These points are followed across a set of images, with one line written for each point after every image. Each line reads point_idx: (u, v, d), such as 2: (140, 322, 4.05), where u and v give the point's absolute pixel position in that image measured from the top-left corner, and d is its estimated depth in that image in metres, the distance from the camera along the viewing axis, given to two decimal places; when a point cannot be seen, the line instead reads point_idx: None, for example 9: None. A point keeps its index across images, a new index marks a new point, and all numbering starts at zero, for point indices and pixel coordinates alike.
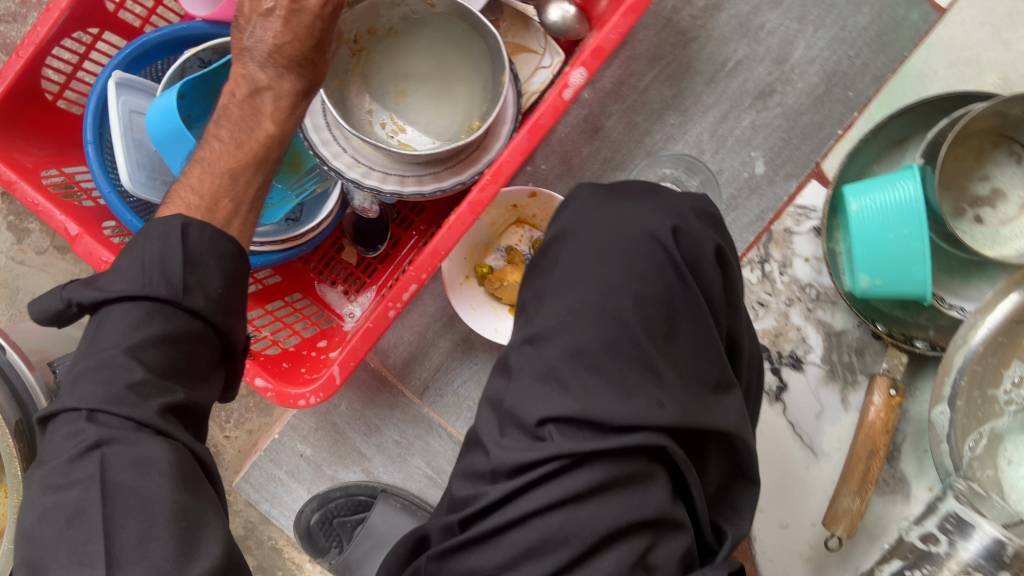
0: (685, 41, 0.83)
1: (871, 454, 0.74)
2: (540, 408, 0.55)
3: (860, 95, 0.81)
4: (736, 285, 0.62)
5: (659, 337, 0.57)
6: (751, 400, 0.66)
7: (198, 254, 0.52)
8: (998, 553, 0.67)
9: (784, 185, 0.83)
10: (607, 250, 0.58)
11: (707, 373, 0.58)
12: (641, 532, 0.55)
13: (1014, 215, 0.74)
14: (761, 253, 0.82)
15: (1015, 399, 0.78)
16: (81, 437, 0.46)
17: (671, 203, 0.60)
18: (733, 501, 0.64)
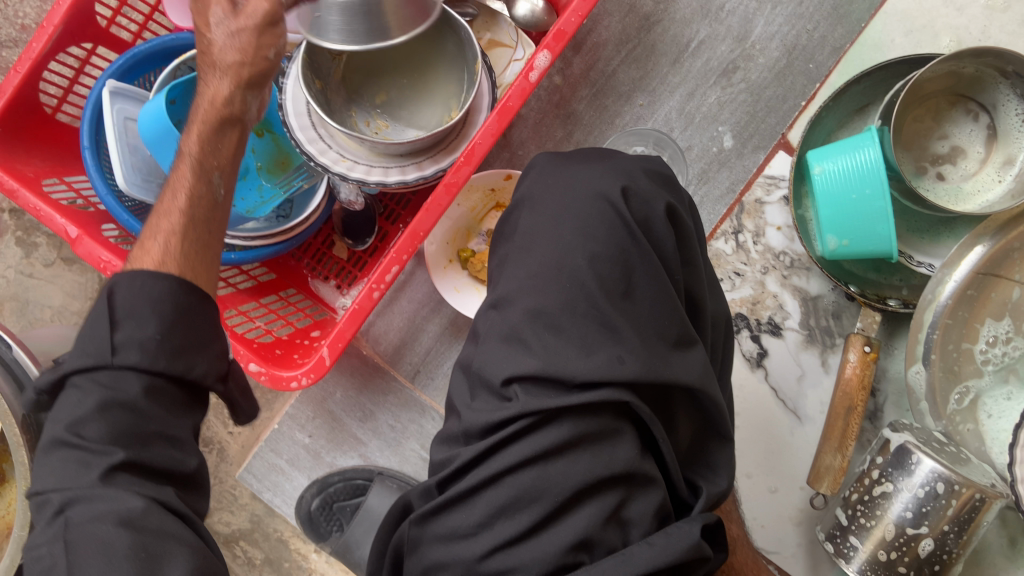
0: (648, 25, 0.86)
1: (849, 411, 0.76)
2: (506, 368, 0.58)
3: (820, 66, 0.84)
4: (693, 247, 0.64)
5: (614, 296, 0.58)
6: (720, 360, 0.67)
7: (121, 310, 0.51)
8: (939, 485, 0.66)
9: (752, 157, 0.86)
10: (566, 214, 0.61)
11: (666, 329, 0.59)
12: (612, 488, 0.57)
13: (975, 170, 0.78)
14: (734, 224, 0.85)
15: (992, 358, 0.76)
16: (51, 504, 0.49)
17: (624, 165, 0.63)
18: (711, 457, 0.65)
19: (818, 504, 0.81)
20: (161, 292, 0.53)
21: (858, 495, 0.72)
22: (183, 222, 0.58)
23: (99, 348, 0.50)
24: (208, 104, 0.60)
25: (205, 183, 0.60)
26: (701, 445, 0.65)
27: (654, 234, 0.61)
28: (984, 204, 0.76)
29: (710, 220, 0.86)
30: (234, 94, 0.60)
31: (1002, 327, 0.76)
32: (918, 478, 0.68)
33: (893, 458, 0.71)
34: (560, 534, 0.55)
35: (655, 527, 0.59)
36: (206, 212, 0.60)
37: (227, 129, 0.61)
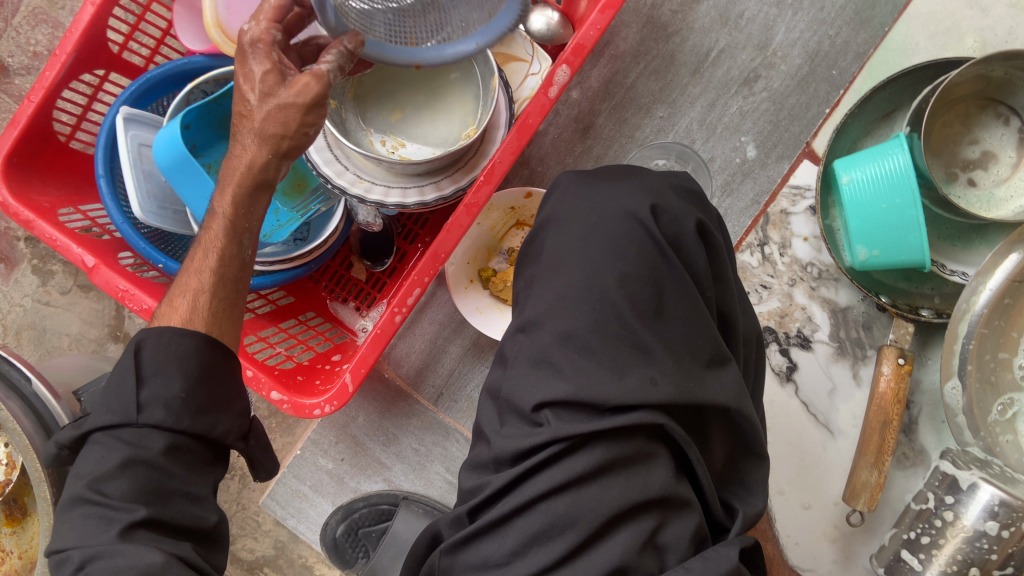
0: (666, 35, 0.84)
1: (885, 425, 0.74)
2: (536, 393, 0.56)
3: (843, 72, 0.83)
4: (723, 263, 0.62)
5: (645, 317, 0.57)
6: (752, 377, 0.65)
7: (149, 370, 0.52)
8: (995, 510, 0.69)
9: (776, 167, 0.84)
10: (594, 234, 0.60)
11: (699, 349, 0.57)
12: (648, 513, 0.55)
13: (1007, 174, 0.76)
14: (760, 236, 0.84)
15: None
16: (68, 561, 0.48)
17: (650, 182, 0.62)
18: (745, 477, 0.63)
19: (856, 521, 0.79)
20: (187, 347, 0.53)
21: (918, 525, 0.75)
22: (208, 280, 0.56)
23: (124, 404, 0.51)
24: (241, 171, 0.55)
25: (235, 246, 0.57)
26: (737, 464, 0.63)
27: (684, 252, 0.60)
28: (1019, 211, 0.74)
29: (735, 232, 0.85)
30: (270, 163, 0.54)
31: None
32: (979, 502, 0.69)
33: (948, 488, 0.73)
34: (597, 561, 0.53)
35: (693, 552, 0.57)
36: (237, 271, 0.57)
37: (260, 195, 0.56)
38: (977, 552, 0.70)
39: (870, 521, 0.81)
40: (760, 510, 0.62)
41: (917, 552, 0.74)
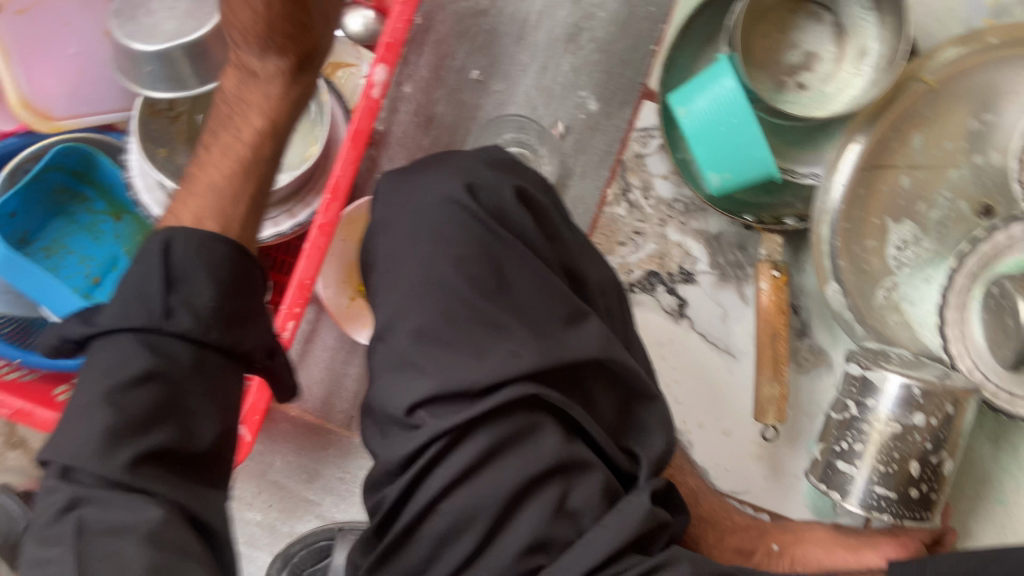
0: (482, 12, 0.85)
1: (774, 337, 0.75)
2: (399, 399, 0.55)
3: (660, 8, 0.83)
4: (554, 223, 0.62)
5: (487, 294, 0.57)
6: (622, 327, 0.64)
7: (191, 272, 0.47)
8: (909, 397, 0.72)
9: (620, 114, 0.84)
10: (420, 226, 0.59)
11: (553, 309, 0.57)
12: (549, 484, 0.54)
13: (833, 70, 0.77)
14: (622, 185, 0.83)
15: (905, 261, 0.78)
16: (57, 496, 0.41)
17: (461, 162, 0.62)
18: (642, 417, 0.63)
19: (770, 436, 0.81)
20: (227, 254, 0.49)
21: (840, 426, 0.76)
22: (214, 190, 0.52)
23: (143, 308, 0.45)
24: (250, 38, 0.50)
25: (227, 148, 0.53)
26: (627, 409, 0.63)
27: (510, 220, 0.60)
28: (849, 101, 0.75)
29: (597, 187, 0.84)
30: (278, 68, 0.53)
31: (906, 232, 0.77)
32: (890, 395, 0.73)
33: (858, 386, 0.75)
34: (509, 544, 0.52)
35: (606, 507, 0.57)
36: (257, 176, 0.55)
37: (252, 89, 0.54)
38: (906, 442, 0.72)
39: (790, 432, 0.83)
40: (660, 448, 0.62)
41: (850, 459, 0.75)
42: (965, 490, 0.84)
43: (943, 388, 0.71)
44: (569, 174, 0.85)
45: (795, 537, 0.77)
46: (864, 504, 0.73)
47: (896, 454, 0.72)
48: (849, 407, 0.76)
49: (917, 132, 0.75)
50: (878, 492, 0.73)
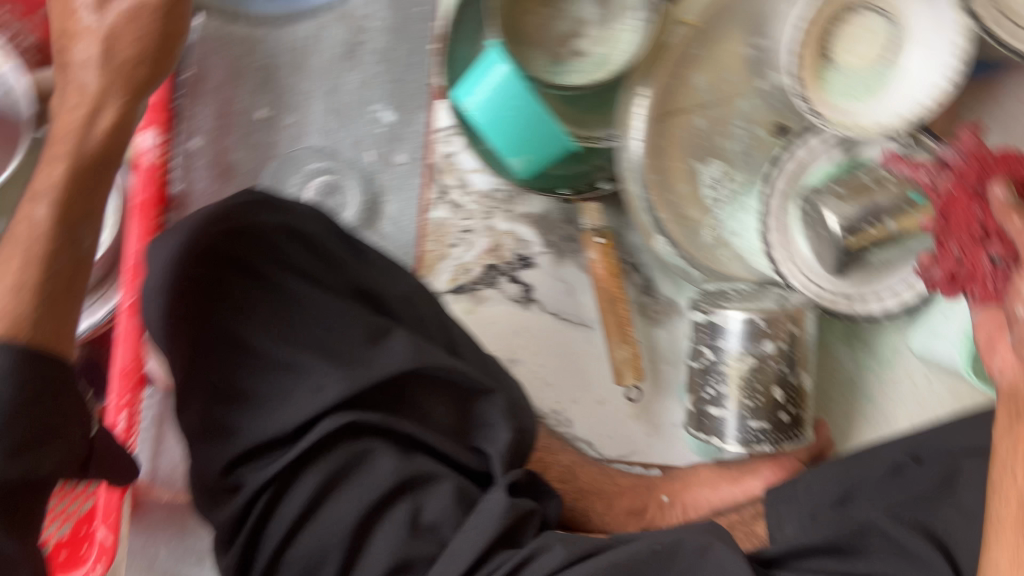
0: (251, 48, 0.82)
1: (614, 303, 0.76)
2: (211, 461, 0.55)
3: (425, 8, 0.84)
4: (337, 249, 0.63)
5: (280, 336, 0.59)
6: (439, 328, 0.66)
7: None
8: (754, 328, 0.72)
9: (417, 118, 0.84)
10: (183, 288, 0.57)
11: (353, 333, 0.60)
12: (395, 504, 0.55)
13: (603, 32, 0.79)
14: (439, 188, 0.82)
15: (719, 196, 0.80)
16: None
17: (214, 211, 0.60)
18: (479, 413, 0.65)
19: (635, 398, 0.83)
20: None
21: (701, 371, 0.76)
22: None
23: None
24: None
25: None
26: (464, 410, 0.65)
27: (284, 259, 0.60)
28: (624, 55, 0.77)
29: (416, 196, 0.83)
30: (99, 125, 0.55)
31: (716, 170, 0.80)
32: (736, 332, 0.73)
33: (707, 330, 0.75)
34: None
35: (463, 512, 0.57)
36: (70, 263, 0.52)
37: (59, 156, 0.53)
38: (763, 371, 0.72)
39: (660, 385, 0.84)
40: (502, 439, 0.63)
41: (719, 403, 0.75)
42: (839, 400, 0.86)
43: (780, 312, 0.72)
44: (383, 190, 0.83)
45: (683, 483, 0.80)
46: (743, 442, 0.74)
47: (758, 386, 0.72)
48: (706, 353, 0.75)
49: (696, 73, 0.76)
50: (752, 426, 0.73)
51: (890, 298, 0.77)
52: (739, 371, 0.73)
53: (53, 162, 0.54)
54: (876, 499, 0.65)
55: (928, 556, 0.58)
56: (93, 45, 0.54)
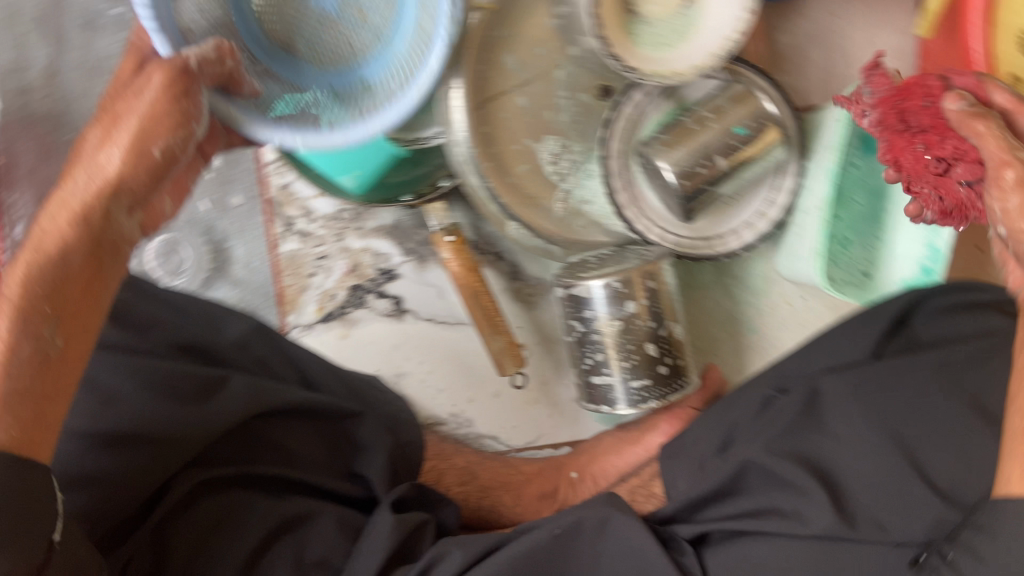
0: (58, 122, 0.79)
1: (478, 296, 0.75)
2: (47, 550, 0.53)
3: None
4: (148, 314, 0.59)
5: (92, 417, 0.53)
6: (282, 366, 0.64)
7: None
8: (614, 292, 0.72)
9: (244, 156, 0.80)
10: None
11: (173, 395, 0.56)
12: (279, 547, 0.55)
13: None
14: (283, 221, 0.81)
15: (560, 169, 0.79)
16: None
17: None
18: (355, 436, 0.64)
19: (520, 383, 0.82)
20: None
21: (576, 342, 0.76)
22: (16, 398, 0.42)
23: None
24: (85, 222, 0.45)
25: (30, 334, 0.42)
26: (338, 436, 0.64)
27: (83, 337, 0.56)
28: None
29: (261, 234, 0.80)
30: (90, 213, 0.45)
31: (554, 145, 0.79)
32: (600, 300, 0.72)
33: (572, 302, 0.74)
34: None
35: (350, 538, 0.58)
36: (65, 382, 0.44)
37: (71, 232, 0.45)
38: (633, 329, 0.73)
39: (552, 365, 0.84)
40: (381, 457, 0.63)
41: (601, 371, 0.75)
42: (716, 338, 0.87)
43: (632, 271, 0.72)
44: (225, 237, 0.80)
45: (589, 457, 0.80)
46: (630, 403, 0.74)
47: (631, 344, 0.73)
48: (577, 324, 0.75)
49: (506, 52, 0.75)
50: (634, 385, 0.74)
51: (746, 232, 0.79)
52: (612, 335, 0.73)
53: (92, 266, 0.46)
54: (753, 438, 0.64)
55: (805, 486, 0.58)
56: (119, 147, 0.46)
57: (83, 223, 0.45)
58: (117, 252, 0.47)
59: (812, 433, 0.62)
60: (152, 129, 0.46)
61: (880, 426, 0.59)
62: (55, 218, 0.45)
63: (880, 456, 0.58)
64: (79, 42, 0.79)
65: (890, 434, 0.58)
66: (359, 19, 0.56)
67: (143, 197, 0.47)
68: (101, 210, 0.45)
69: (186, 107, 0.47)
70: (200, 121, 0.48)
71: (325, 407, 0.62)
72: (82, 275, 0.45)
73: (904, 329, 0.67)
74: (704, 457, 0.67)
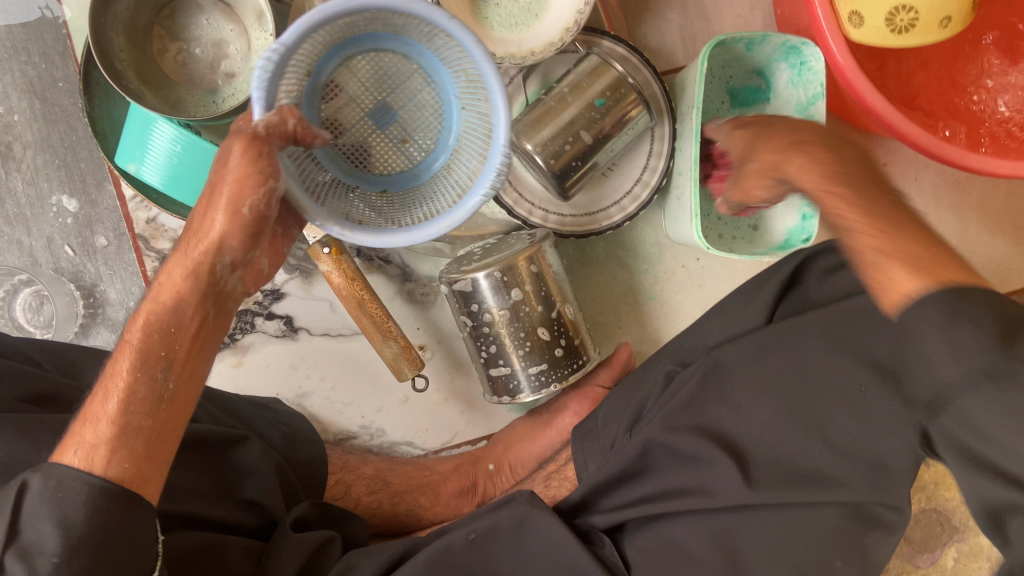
0: None
1: (363, 305, 0.72)
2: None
3: (68, 78, 0.76)
4: None
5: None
6: None
7: (33, 516, 0.41)
8: (498, 281, 0.70)
9: (105, 192, 0.77)
10: None
11: (21, 442, 0.49)
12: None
13: (245, 45, 0.72)
14: (155, 256, 0.76)
15: None
16: None
17: None
18: (242, 463, 0.61)
19: (421, 386, 0.82)
20: (83, 502, 0.42)
21: (470, 331, 0.74)
22: (131, 436, 0.46)
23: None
24: (192, 278, 0.48)
25: (143, 376, 0.47)
26: (221, 464, 0.60)
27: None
28: None
29: (134, 274, 0.77)
30: (198, 276, 0.48)
31: None
32: (484, 290, 0.71)
33: (462, 299, 0.72)
34: None
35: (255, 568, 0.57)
36: (171, 426, 0.48)
37: (187, 290, 0.48)
38: (523, 315, 0.71)
39: (456, 363, 0.83)
40: (270, 480, 0.61)
41: (498, 362, 0.73)
42: (618, 311, 0.85)
43: (514, 259, 0.70)
44: (96, 280, 0.77)
45: (504, 445, 0.77)
46: (533, 390, 0.73)
47: (524, 331, 0.72)
48: (467, 317, 0.73)
49: None
50: (533, 371, 0.73)
51: (630, 203, 0.79)
52: (503, 325, 0.72)
53: (201, 312, 0.49)
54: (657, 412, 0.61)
55: (711, 456, 0.57)
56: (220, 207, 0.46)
57: (192, 279, 0.48)
58: (223, 301, 0.51)
59: (712, 403, 0.59)
60: (246, 194, 0.46)
61: (784, 399, 0.57)
62: (172, 271, 0.49)
63: (783, 427, 0.57)
64: None
65: (787, 399, 0.57)
66: (400, 143, 0.62)
67: (246, 257, 0.50)
68: (208, 268, 0.48)
69: (263, 166, 0.46)
70: (276, 182, 0.46)
71: (204, 438, 0.59)
72: (191, 324, 0.49)
73: (796, 288, 0.63)
74: (616, 437, 0.64)
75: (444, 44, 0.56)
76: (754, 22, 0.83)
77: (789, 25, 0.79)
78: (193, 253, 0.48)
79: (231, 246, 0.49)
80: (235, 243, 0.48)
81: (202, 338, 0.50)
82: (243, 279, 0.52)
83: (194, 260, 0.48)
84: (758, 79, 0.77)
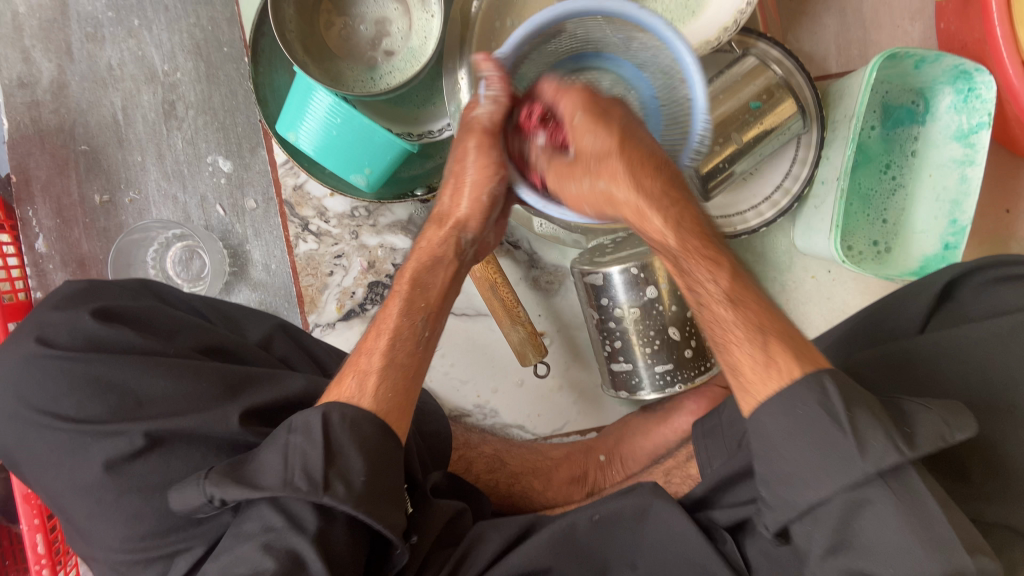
0: (69, 134, 0.80)
1: (494, 287, 0.73)
2: (103, 547, 0.50)
3: (233, 44, 0.79)
4: (166, 320, 0.57)
5: (122, 417, 0.50)
6: (304, 366, 0.63)
7: (343, 444, 0.46)
8: (633, 277, 0.70)
9: (258, 158, 0.80)
10: (23, 397, 0.52)
11: (194, 385, 0.52)
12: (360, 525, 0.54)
13: (406, 25, 0.74)
14: (298, 223, 0.80)
15: None
16: None
17: (34, 317, 0.55)
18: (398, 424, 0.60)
19: (542, 372, 0.83)
20: (377, 439, 0.48)
21: (598, 322, 0.75)
22: (393, 372, 0.52)
23: (300, 479, 0.44)
24: (446, 246, 0.58)
25: (408, 321, 0.55)
26: None
27: (106, 345, 0.53)
28: (433, 44, 0.72)
29: (277, 237, 0.80)
30: (445, 244, 0.58)
31: None
32: (618, 285, 0.71)
33: (595, 292, 0.73)
34: None
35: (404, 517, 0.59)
36: (412, 358, 0.54)
37: (438, 259, 0.58)
38: (654, 314, 0.71)
39: (572, 352, 0.84)
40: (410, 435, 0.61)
41: (621, 358, 0.74)
42: None
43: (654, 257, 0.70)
44: (242, 240, 0.80)
45: (618, 438, 0.78)
46: (655, 387, 0.73)
47: (653, 330, 0.72)
48: (598, 309, 0.73)
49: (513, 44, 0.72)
50: (659, 369, 0.73)
51: (767, 208, 0.79)
52: (636, 321, 0.72)
53: (443, 270, 0.58)
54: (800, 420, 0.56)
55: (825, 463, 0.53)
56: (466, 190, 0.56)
57: (444, 244, 0.58)
58: (465, 259, 0.60)
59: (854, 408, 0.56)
60: (483, 182, 0.55)
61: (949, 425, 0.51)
62: (429, 238, 0.58)
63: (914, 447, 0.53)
64: (87, 52, 0.79)
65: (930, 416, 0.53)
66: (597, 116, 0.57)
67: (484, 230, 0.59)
68: (455, 240, 0.58)
69: (495, 157, 0.54)
70: (504, 169, 0.55)
71: None
72: (441, 286, 0.57)
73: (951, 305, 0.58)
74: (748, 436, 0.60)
75: (643, 49, 0.54)
76: (913, 33, 0.81)
77: (952, 40, 0.77)
78: (441, 223, 0.58)
79: (470, 223, 0.58)
80: (476, 213, 0.57)
81: (447, 291, 0.59)
82: (477, 253, 0.61)
83: (445, 228, 0.58)
84: (917, 100, 0.77)
